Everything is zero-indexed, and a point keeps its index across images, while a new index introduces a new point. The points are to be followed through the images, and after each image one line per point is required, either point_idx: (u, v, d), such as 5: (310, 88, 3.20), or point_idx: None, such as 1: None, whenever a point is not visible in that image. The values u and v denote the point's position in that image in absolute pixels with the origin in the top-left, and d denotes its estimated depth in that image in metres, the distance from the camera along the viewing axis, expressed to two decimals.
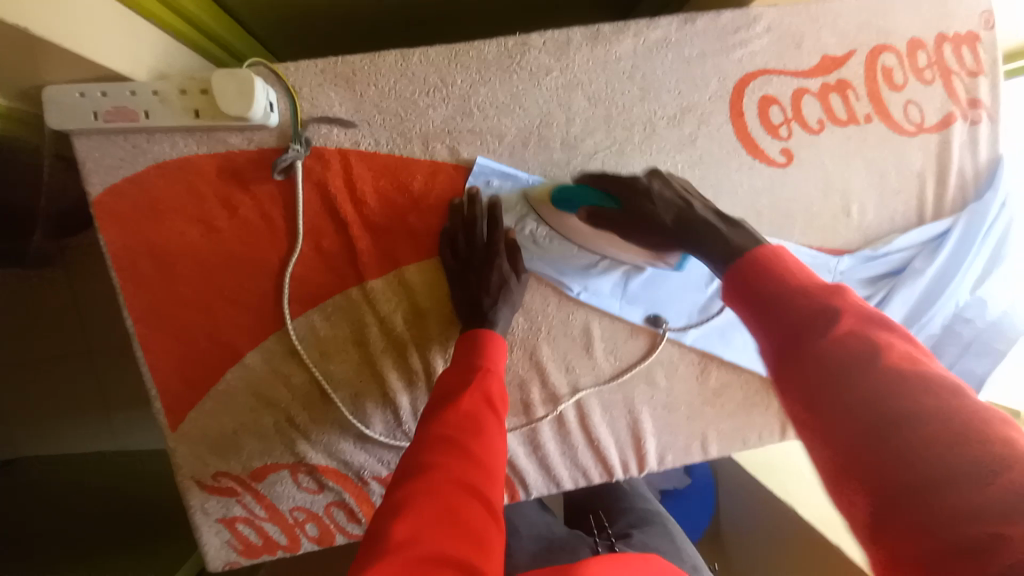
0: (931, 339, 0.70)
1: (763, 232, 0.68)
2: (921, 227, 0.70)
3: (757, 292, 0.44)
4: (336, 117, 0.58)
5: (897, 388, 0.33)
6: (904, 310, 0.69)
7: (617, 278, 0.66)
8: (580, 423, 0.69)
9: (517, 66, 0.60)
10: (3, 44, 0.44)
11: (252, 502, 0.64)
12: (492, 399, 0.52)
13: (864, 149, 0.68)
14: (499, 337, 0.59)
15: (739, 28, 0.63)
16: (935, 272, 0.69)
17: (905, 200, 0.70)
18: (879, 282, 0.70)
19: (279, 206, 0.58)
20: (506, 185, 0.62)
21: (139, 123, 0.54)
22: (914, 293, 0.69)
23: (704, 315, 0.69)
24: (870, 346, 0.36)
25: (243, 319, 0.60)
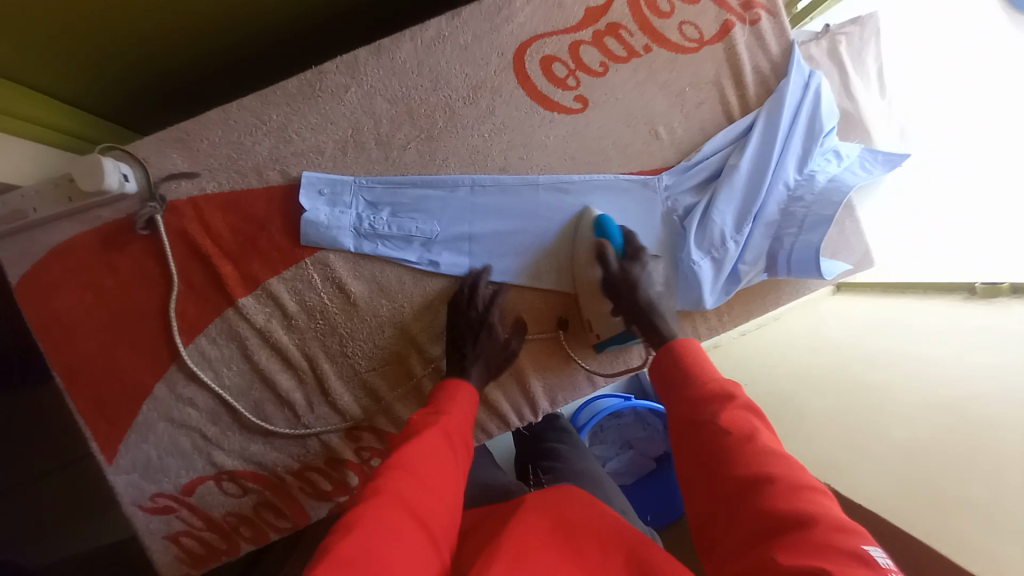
0: (772, 225, 0.73)
1: (581, 171, 0.74)
2: (729, 126, 0.75)
3: (674, 381, 0.63)
4: (180, 171, 0.70)
5: (759, 458, 0.50)
6: (734, 205, 0.72)
7: (478, 252, 0.75)
8: None
9: (317, 91, 0.71)
10: None
11: (189, 515, 0.73)
12: (447, 433, 0.61)
13: (652, 74, 0.74)
14: (465, 389, 0.68)
15: (501, 7, 0.72)
16: (752, 163, 0.72)
17: (708, 107, 0.75)
18: (705, 188, 0.75)
19: (152, 256, 0.70)
20: (334, 191, 0.71)
21: (30, 218, 0.68)
22: (737, 187, 0.72)
23: (551, 258, 0.75)
24: (747, 432, 0.53)
25: (144, 356, 0.71)
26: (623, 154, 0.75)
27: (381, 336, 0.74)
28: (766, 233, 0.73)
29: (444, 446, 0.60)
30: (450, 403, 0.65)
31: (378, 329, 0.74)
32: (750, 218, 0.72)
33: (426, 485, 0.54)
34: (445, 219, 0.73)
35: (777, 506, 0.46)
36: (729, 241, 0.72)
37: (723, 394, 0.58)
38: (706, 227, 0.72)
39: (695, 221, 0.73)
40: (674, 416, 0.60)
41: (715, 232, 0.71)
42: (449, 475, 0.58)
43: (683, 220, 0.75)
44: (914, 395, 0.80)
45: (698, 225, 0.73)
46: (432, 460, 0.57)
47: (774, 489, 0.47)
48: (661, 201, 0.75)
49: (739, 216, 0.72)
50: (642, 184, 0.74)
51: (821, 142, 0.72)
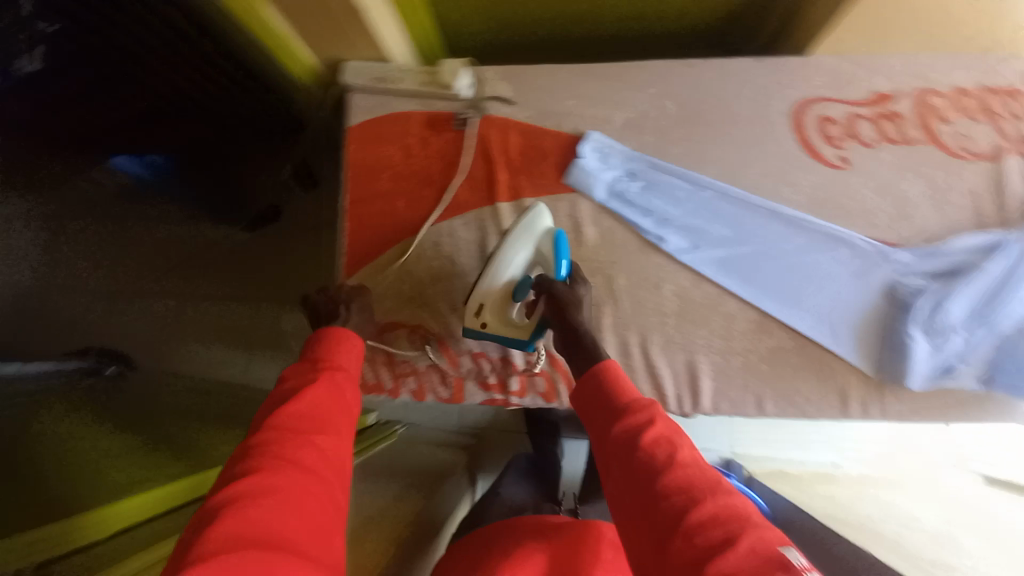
0: (1003, 338, 0.73)
1: (823, 217, 0.81)
2: (982, 232, 0.78)
3: (587, 398, 0.58)
4: (503, 97, 0.89)
5: (695, 492, 0.44)
6: (970, 303, 0.74)
7: (704, 248, 0.82)
8: (641, 351, 0.81)
9: (629, 78, 0.88)
10: (352, 23, 0.81)
11: (374, 348, 0.85)
12: (344, 394, 0.54)
13: (916, 164, 0.82)
14: (354, 340, 0.62)
15: (801, 68, 0.85)
16: (1001, 272, 0.74)
17: (962, 212, 0.80)
18: (944, 278, 0.77)
19: (452, 147, 0.89)
20: (606, 154, 0.86)
21: (389, 85, 0.89)
22: (979, 290, 0.74)
23: (764, 277, 0.81)
24: (666, 453, 0.48)
25: (410, 214, 0.88)
26: (867, 219, 0.81)
27: (591, 279, 0.83)
28: (994, 343, 0.74)
29: (342, 406, 0.53)
30: (337, 354, 0.59)
31: (590, 272, 0.84)
32: (985, 322, 0.73)
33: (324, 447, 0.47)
34: (685, 209, 0.83)
35: (723, 546, 0.39)
36: (959, 333, 0.74)
37: (642, 416, 0.52)
38: (934, 313, 0.75)
39: (923, 303, 0.75)
40: (596, 434, 0.55)
41: (948, 320, 0.74)
42: (349, 454, 0.50)
43: (912, 297, 0.76)
44: None
45: (932, 307, 0.75)
46: (328, 422, 0.50)
47: (711, 524, 0.41)
48: (893, 275, 0.78)
49: (973, 316, 0.74)
50: (879, 252, 0.79)
51: None
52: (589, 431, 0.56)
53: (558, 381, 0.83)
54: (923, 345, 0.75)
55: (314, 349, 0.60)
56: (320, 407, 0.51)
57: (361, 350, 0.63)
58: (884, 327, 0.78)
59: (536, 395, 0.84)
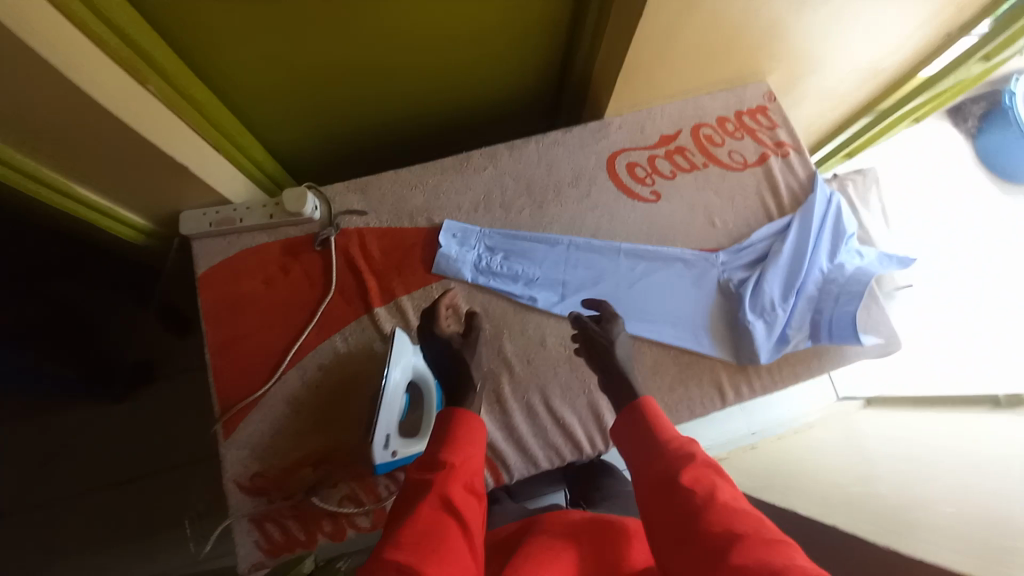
0: (812, 300, 0.89)
1: (655, 243, 0.95)
2: (770, 223, 0.96)
3: (642, 443, 0.65)
4: (354, 208, 0.92)
5: (725, 517, 0.51)
6: (779, 280, 0.90)
7: (571, 296, 0.91)
8: (544, 406, 0.85)
9: (465, 166, 0.97)
10: (172, 177, 0.80)
11: (278, 499, 0.78)
12: (456, 504, 0.57)
13: (710, 182, 0.99)
14: (474, 425, 0.66)
15: (602, 128, 1.01)
16: (792, 251, 0.92)
17: (752, 210, 0.98)
18: (755, 266, 0.93)
19: (316, 268, 0.89)
20: (463, 237, 0.92)
21: (234, 224, 0.89)
22: (783, 267, 0.91)
23: (626, 307, 0.91)
24: (707, 490, 0.54)
25: (287, 344, 0.85)
26: (690, 236, 0.96)
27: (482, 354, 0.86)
28: (807, 306, 0.89)
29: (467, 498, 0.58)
30: (460, 439, 0.63)
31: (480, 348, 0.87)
32: (796, 290, 0.88)
33: (451, 545, 0.53)
34: (546, 266, 0.92)
35: (721, 540, 0.49)
36: (778, 307, 0.88)
37: (687, 456, 0.60)
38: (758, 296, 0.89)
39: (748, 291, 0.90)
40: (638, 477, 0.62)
41: (766, 298, 0.88)
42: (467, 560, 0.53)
43: (738, 288, 0.91)
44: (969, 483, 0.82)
45: (752, 292, 0.89)
46: (443, 534, 0.53)
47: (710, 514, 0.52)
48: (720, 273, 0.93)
49: (786, 289, 0.89)
50: (706, 258, 0.93)
51: (846, 242, 0.92)
52: (631, 466, 0.64)
53: None
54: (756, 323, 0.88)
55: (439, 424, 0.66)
56: (439, 506, 0.56)
57: (483, 436, 0.66)
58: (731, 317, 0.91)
59: None
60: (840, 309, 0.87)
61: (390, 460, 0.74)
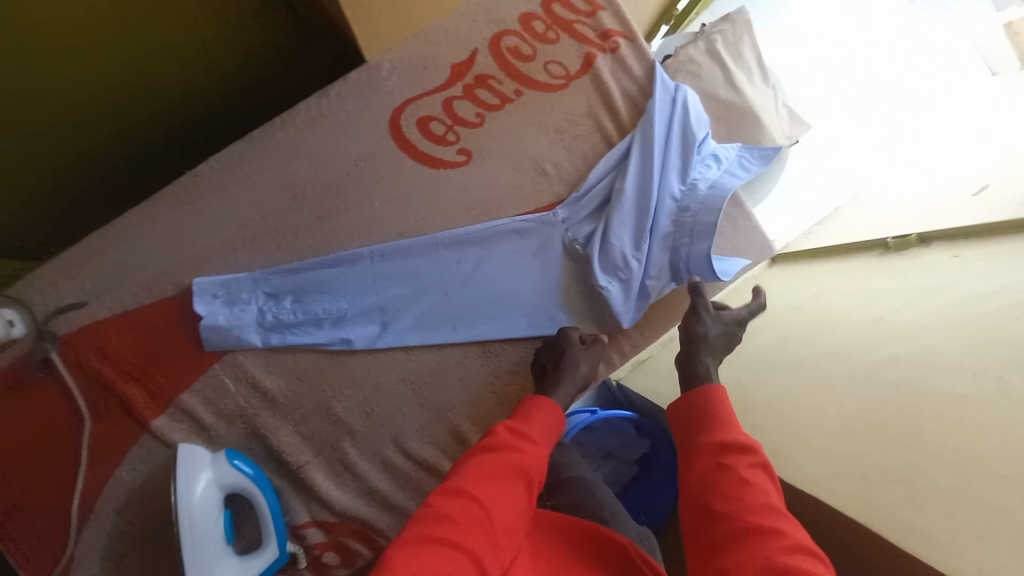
0: (668, 237, 0.74)
1: (479, 220, 0.75)
2: (608, 152, 0.77)
3: (701, 416, 0.59)
4: (67, 303, 0.68)
5: (767, 516, 0.46)
6: (628, 226, 0.74)
7: (394, 321, 0.73)
8: (401, 454, 0.74)
9: (196, 193, 0.71)
10: None
11: None
12: (523, 475, 0.52)
13: (529, 116, 0.76)
14: (552, 411, 0.60)
15: (369, 79, 0.74)
16: (636, 184, 0.74)
17: (586, 138, 0.78)
18: (600, 214, 0.76)
19: (55, 397, 0.68)
20: (228, 292, 0.70)
21: None
22: (630, 209, 0.74)
23: (464, 311, 0.74)
24: (753, 487, 0.49)
25: (58, 499, 0.68)
26: (518, 197, 0.76)
27: (307, 425, 0.72)
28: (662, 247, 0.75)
29: (526, 482, 0.52)
30: (536, 419, 0.58)
31: (303, 418, 0.72)
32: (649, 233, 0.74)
33: (501, 517, 0.48)
34: (352, 294, 0.72)
35: (755, 528, 0.45)
36: (632, 260, 0.74)
37: (742, 441, 0.53)
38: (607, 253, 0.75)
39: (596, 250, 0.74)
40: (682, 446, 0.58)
41: (617, 255, 0.73)
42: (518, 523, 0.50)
43: (586, 248, 0.76)
44: None
45: (601, 250, 0.74)
46: (497, 496, 0.49)
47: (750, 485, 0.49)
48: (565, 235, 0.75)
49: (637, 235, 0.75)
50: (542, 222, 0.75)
51: (697, 152, 0.75)
52: (680, 437, 0.60)
53: (347, 539, 0.72)
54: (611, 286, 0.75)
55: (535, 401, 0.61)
56: (505, 467, 0.52)
57: (558, 423, 0.60)
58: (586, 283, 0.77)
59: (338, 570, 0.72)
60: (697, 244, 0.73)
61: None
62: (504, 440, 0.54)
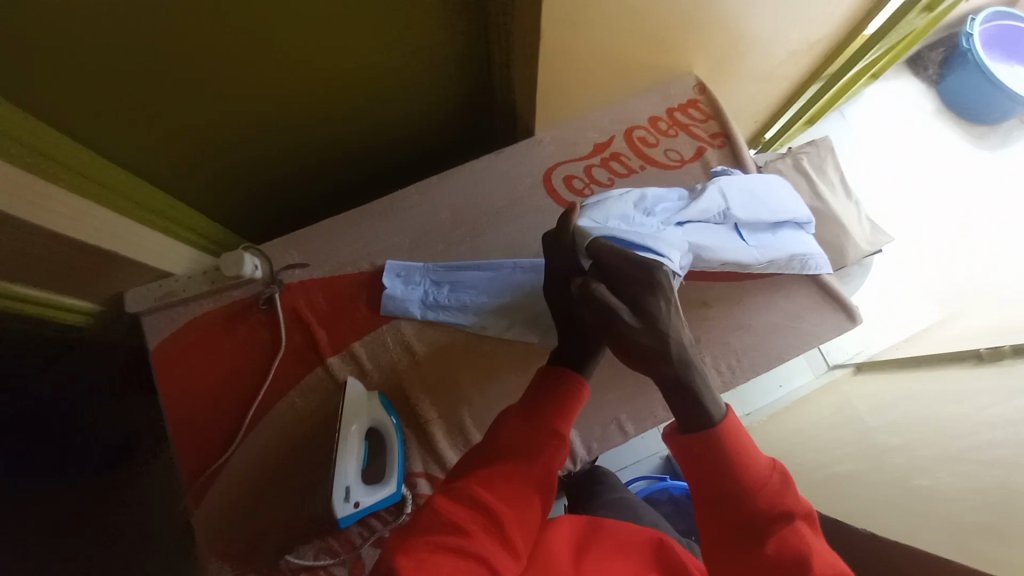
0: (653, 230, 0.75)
1: None
2: None
3: (714, 466, 0.57)
4: (294, 263, 0.93)
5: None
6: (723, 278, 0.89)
7: (522, 318, 0.89)
8: None
9: (400, 204, 0.98)
10: (100, 264, 0.80)
11: (256, 562, 0.79)
12: (535, 472, 0.60)
13: (648, 184, 0.99)
14: (579, 393, 0.66)
15: (532, 145, 1.01)
16: None
17: None
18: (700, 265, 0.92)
19: (266, 329, 0.90)
20: (405, 275, 0.92)
21: (178, 296, 0.89)
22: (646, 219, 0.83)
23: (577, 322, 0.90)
24: (794, 556, 0.51)
25: (243, 408, 0.86)
26: None
27: (437, 390, 0.87)
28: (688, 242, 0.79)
29: (544, 479, 0.60)
30: (560, 408, 0.64)
31: (435, 383, 0.87)
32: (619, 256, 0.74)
33: (520, 511, 0.57)
34: (493, 292, 0.91)
35: None
36: None
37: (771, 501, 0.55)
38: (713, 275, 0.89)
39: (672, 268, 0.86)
40: (694, 480, 0.59)
41: None
42: (533, 518, 0.58)
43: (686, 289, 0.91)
44: (938, 449, 0.83)
45: None
46: (512, 496, 0.58)
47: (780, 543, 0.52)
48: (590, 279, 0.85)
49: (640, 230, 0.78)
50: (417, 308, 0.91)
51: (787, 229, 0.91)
52: (695, 488, 0.59)
53: None
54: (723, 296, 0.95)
55: (553, 382, 0.66)
56: (519, 473, 0.59)
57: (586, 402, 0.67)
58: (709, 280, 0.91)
59: None
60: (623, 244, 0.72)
61: (353, 511, 0.74)
62: (510, 441, 0.61)
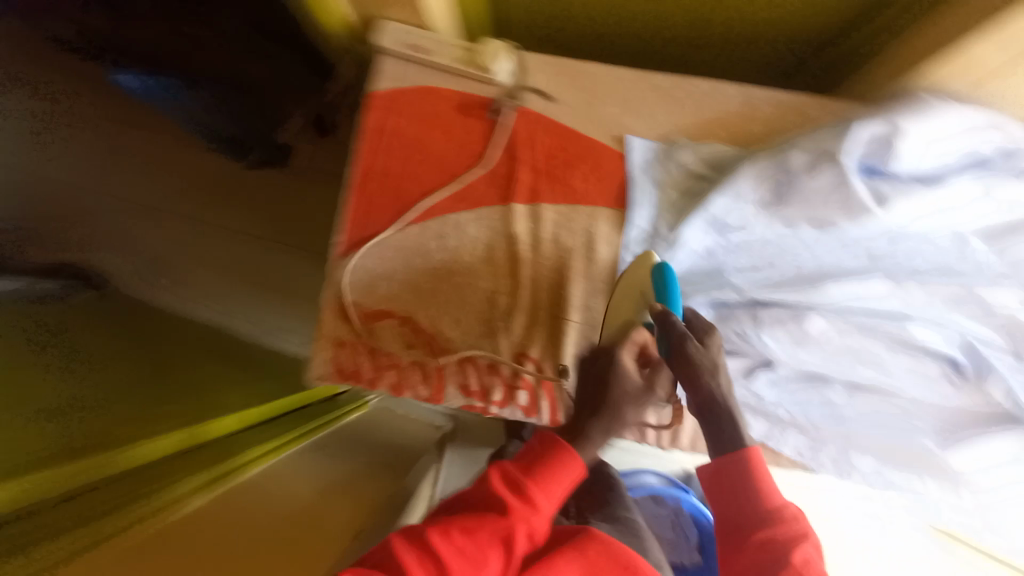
0: None
1: (748, 257, 0.77)
2: (881, 318, 0.72)
3: (734, 493, 0.71)
4: (540, 89, 0.82)
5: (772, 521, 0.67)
6: (855, 326, 0.72)
7: (795, 212, 0.72)
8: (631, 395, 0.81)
9: (676, 91, 0.82)
10: None
11: (362, 333, 0.81)
12: (529, 536, 0.62)
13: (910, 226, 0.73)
14: (574, 465, 0.68)
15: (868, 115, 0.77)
16: (881, 326, 0.72)
17: (936, 287, 0.69)
18: (839, 314, 0.73)
19: (473, 134, 0.83)
20: (639, 190, 0.80)
21: (423, 55, 0.82)
22: (788, 338, 0.74)
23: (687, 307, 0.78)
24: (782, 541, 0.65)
25: (419, 197, 0.83)
26: (821, 262, 0.74)
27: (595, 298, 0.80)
28: None
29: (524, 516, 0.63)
30: (551, 476, 0.67)
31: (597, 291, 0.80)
32: (847, 156, 0.68)
33: (472, 543, 0.58)
34: (671, 225, 0.79)
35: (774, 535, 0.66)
36: (859, 329, 0.72)
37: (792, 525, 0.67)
38: (753, 418, 0.82)
39: (808, 400, 0.78)
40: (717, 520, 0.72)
41: (869, 330, 0.72)
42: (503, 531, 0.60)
43: (843, 308, 0.72)
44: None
45: (863, 323, 0.72)
46: (499, 537, 0.60)
47: (782, 520, 0.67)
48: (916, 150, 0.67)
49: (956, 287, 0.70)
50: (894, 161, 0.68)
51: (925, 361, 0.71)
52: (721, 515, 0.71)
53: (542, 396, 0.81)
54: (872, 377, 0.73)
55: (535, 446, 0.71)
56: (501, 543, 0.60)
57: (576, 475, 0.68)
58: (955, 443, 0.72)
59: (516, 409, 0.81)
60: (819, 131, 0.73)
61: None
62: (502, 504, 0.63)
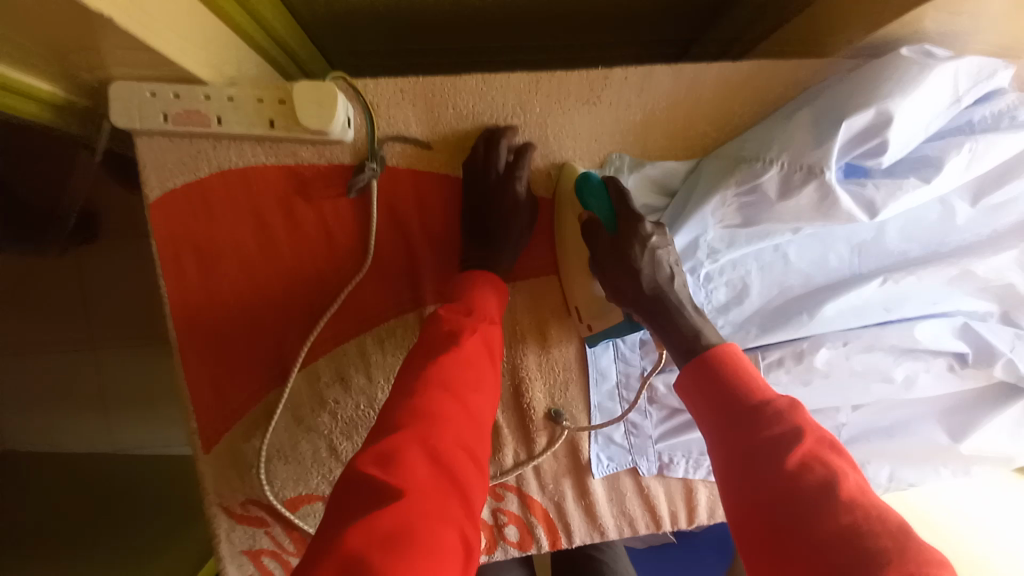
0: None
1: (728, 293, 0.64)
2: (881, 327, 0.64)
3: (716, 394, 0.47)
4: (411, 136, 0.56)
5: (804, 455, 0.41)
6: (858, 346, 0.64)
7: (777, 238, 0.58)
8: (636, 489, 0.67)
9: (596, 94, 0.59)
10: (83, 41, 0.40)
11: (281, 534, 0.60)
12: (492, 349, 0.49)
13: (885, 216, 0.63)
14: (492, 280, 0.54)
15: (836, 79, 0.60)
16: (881, 335, 0.64)
17: (926, 273, 0.63)
18: (836, 334, 0.64)
19: (336, 226, 0.56)
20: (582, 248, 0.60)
21: (208, 127, 0.51)
22: (789, 376, 0.65)
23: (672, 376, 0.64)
24: (827, 474, 0.39)
25: (289, 331, 0.58)
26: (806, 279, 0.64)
27: (563, 391, 0.64)
28: None
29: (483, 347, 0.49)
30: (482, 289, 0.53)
31: (563, 382, 0.64)
32: (832, 170, 0.52)
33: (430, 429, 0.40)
34: None
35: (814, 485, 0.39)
36: (859, 345, 0.64)
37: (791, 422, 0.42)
38: None
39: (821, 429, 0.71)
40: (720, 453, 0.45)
41: (871, 343, 0.64)
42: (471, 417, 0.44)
43: (843, 329, 0.64)
44: None
45: (868, 339, 0.63)
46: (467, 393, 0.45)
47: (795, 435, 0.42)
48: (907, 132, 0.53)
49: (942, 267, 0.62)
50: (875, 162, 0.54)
51: (924, 356, 0.66)
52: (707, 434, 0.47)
53: (535, 524, 0.66)
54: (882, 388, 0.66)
55: (468, 308, 0.50)
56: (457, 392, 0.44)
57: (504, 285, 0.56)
58: (962, 428, 0.69)
59: (508, 547, 0.66)
60: (789, 124, 0.56)
61: None
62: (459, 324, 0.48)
